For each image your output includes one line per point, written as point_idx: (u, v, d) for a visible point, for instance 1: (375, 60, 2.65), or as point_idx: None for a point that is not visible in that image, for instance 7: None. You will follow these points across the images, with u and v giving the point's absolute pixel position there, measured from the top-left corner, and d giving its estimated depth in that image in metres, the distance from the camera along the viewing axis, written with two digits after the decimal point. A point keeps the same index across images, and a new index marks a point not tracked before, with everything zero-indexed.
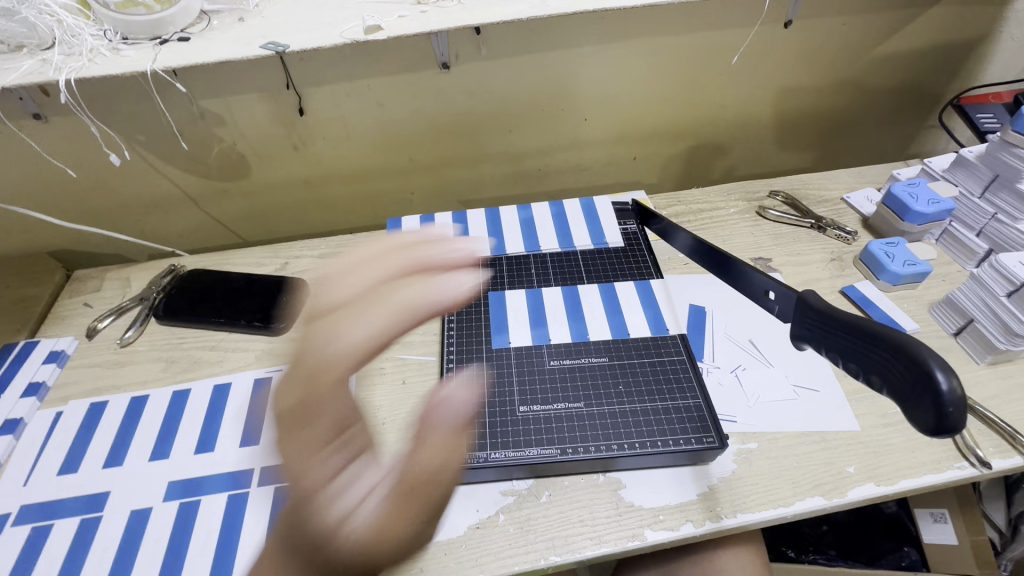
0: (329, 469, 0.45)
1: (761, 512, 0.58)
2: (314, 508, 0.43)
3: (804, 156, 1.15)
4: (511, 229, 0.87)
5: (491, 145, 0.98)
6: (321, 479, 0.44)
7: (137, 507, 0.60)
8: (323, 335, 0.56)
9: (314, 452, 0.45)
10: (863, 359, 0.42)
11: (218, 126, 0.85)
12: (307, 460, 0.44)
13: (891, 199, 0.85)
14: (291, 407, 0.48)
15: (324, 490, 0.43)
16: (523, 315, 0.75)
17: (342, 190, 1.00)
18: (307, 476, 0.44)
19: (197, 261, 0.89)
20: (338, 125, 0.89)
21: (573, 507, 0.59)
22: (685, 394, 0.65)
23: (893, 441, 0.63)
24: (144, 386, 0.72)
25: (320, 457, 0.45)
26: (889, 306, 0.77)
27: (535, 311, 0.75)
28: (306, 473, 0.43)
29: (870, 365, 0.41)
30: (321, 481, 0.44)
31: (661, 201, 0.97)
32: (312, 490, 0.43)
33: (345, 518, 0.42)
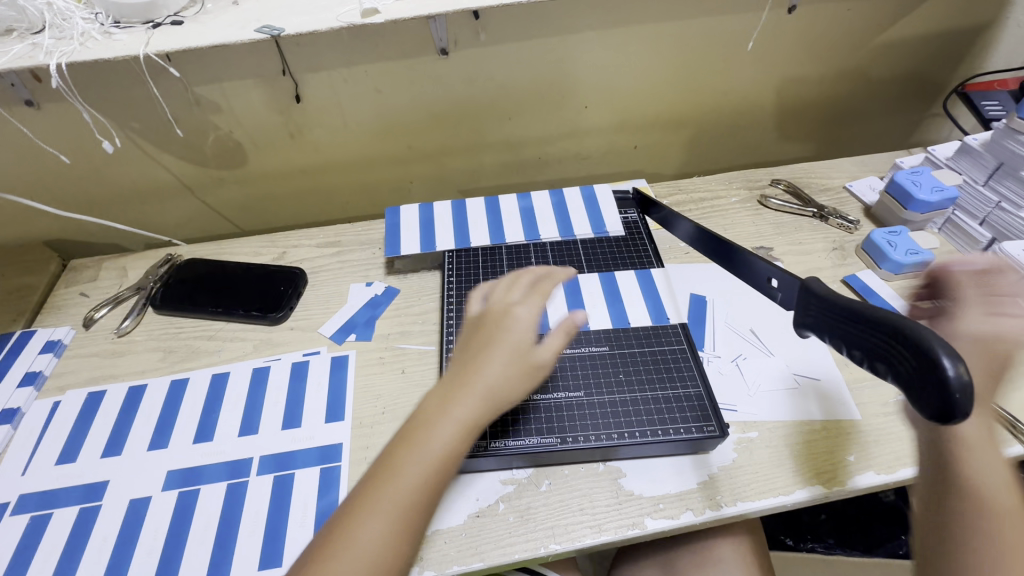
0: (527, 312, 0.57)
1: (761, 500, 0.58)
2: (469, 373, 0.53)
3: (806, 145, 1.14)
4: (511, 217, 0.86)
5: (490, 134, 0.97)
6: (490, 345, 0.55)
7: (137, 496, 0.60)
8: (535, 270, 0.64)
9: (482, 334, 0.56)
10: (868, 345, 0.42)
11: (214, 113, 0.84)
12: (520, 334, 0.55)
13: (894, 187, 0.84)
14: (485, 309, 0.59)
15: (490, 353, 0.54)
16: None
17: (340, 179, 0.99)
18: (515, 348, 0.55)
19: (193, 250, 0.88)
20: (336, 113, 0.87)
21: (573, 495, 0.59)
22: (686, 383, 0.65)
23: (894, 430, 0.63)
24: (142, 375, 0.71)
25: (517, 309, 0.57)
26: (891, 295, 0.77)
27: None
28: (508, 341, 0.55)
29: (875, 351, 0.41)
30: (489, 345, 0.55)
31: (661, 190, 0.97)
32: (528, 354, 0.55)
33: (502, 371, 0.53)
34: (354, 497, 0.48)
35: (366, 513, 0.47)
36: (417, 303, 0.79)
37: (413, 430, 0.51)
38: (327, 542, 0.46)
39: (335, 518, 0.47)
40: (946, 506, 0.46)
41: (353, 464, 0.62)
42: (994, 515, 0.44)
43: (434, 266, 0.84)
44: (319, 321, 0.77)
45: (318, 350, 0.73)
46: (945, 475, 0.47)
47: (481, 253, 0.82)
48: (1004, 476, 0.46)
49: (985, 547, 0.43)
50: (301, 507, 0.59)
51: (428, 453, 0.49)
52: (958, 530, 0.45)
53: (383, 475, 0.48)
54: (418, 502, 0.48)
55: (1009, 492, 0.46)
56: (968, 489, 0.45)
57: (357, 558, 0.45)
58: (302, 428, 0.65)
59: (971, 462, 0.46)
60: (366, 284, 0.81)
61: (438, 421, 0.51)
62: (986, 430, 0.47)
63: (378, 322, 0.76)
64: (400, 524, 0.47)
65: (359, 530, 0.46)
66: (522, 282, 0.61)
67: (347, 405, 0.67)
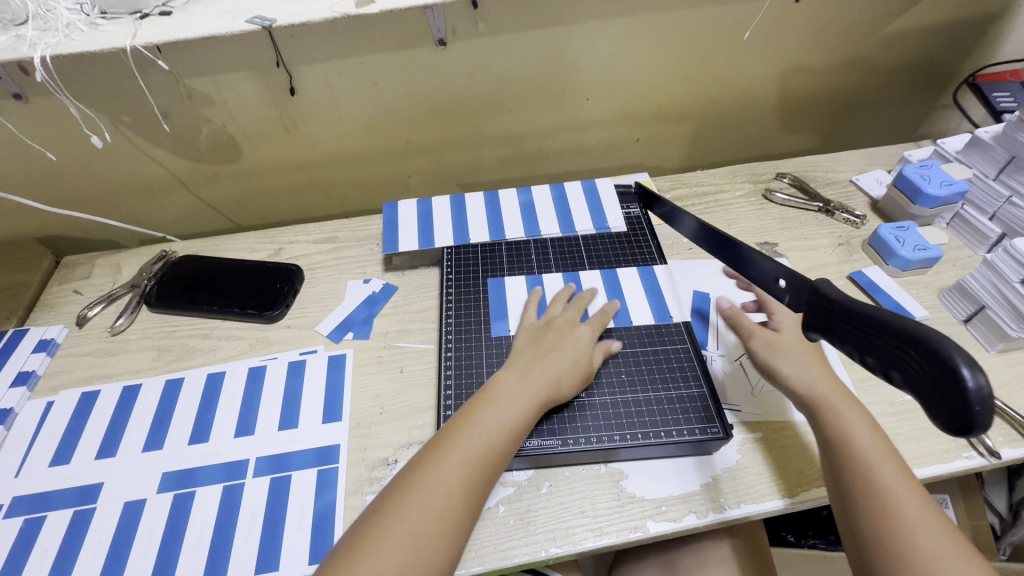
0: (587, 333, 0.65)
1: (765, 503, 0.57)
2: (541, 360, 0.61)
3: (811, 137, 1.12)
4: (510, 212, 0.85)
5: (489, 126, 0.95)
6: (557, 344, 0.63)
7: (131, 498, 0.59)
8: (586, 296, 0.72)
9: (548, 332, 0.65)
10: (881, 351, 0.40)
11: (207, 107, 0.82)
12: (582, 340, 0.64)
13: (902, 181, 0.82)
14: (548, 323, 0.67)
15: (558, 349, 0.63)
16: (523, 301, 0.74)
17: (337, 173, 0.97)
18: (578, 349, 0.63)
19: (188, 246, 0.87)
20: (332, 106, 0.86)
21: (574, 498, 0.58)
22: (689, 383, 0.64)
23: (901, 431, 0.62)
24: (137, 375, 0.70)
25: (579, 329, 0.66)
26: (898, 293, 0.76)
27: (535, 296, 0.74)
28: (573, 342, 0.64)
29: (888, 358, 0.40)
30: (556, 343, 0.63)
31: (664, 184, 0.95)
32: (588, 362, 0.63)
33: (568, 366, 0.61)
34: (438, 440, 0.54)
35: (454, 452, 0.52)
36: (416, 301, 0.77)
37: (491, 393, 0.58)
38: (410, 472, 0.51)
39: (417, 457, 0.53)
40: (833, 464, 0.54)
41: (351, 466, 0.61)
42: (871, 461, 0.52)
43: (432, 263, 0.82)
44: (315, 319, 0.76)
45: (315, 348, 0.72)
46: (825, 441, 0.56)
47: (480, 249, 0.81)
48: (869, 428, 0.55)
49: (871, 488, 0.51)
50: (298, 509, 0.58)
51: (509, 409, 0.56)
52: (848, 480, 0.52)
53: (465, 425, 0.55)
54: (499, 448, 0.54)
55: (879, 440, 0.54)
56: (843, 445, 0.54)
57: (444, 484, 0.50)
58: (299, 428, 0.64)
59: (835, 423, 0.56)
60: (364, 281, 0.80)
61: (507, 402, 0.57)
62: (844, 401, 0.58)
63: (376, 320, 0.75)
64: (483, 463, 0.52)
65: (446, 463, 0.51)
66: (578, 298, 0.71)
67: (344, 405, 0.66)
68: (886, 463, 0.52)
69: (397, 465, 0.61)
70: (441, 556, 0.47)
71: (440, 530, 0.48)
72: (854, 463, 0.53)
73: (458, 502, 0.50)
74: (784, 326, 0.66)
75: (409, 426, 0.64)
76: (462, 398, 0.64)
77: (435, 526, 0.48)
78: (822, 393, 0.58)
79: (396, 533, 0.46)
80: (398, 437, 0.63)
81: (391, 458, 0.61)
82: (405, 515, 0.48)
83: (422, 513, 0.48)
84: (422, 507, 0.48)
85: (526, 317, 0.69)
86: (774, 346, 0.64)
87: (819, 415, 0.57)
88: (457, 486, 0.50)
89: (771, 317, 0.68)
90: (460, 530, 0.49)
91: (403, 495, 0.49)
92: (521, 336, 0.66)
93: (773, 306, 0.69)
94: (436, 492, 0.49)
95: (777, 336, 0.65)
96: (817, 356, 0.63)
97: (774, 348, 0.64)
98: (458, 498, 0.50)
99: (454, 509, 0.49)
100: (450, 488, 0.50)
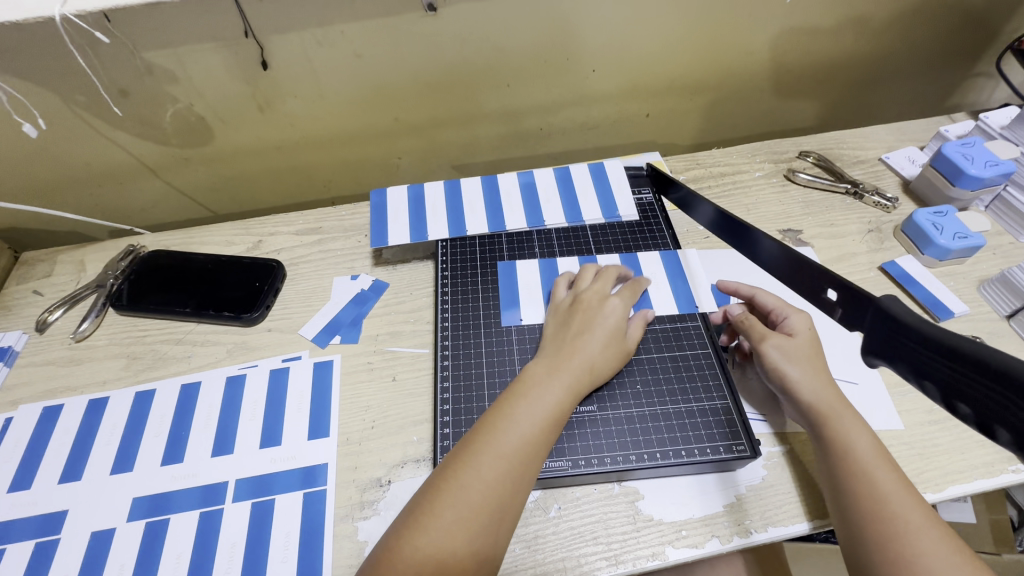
0: (618, 307, 0.61)
1: (794, 526, 0.52)
2: (571, 346, 0.57)
3: (834, 109, 1.03)
4: (510, 199, 0.77)
5: (486, 102, 0.86)
6: (587, 325, 0.58)
7: (99, 527, 0.53)
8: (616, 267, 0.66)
9: (577, 312, 0.60)
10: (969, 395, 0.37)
11: (170, 84, 0.73)
12: (613, 317, 0.59)
13: (940, 160, 0.75)
14: (576, 299, 0.62)
15: (588, 331, 0.58)
16: (528, 299, 0.67)
17: (321, 155, 0.89)
18: (609, 328, 0.58)
19: (159, 239, 0.79)
20: (311, 81, 0.77)
21: (586, 521, 0.53)
22: (712, 394, 0.58)
23: (941, 442, 0.57)
24: (104, 386, 0.64)
25: (609, 302, 0.61)
26: (934, 285, 0.69)
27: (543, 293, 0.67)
28: (604, 319, 0.59)
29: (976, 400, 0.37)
30: (586, 324, 0.58)
31: (677, 164, 0.87)
32: (621, 339, 0.59)
33: (601, 350, 0.57)
34: (470, 434, 0.50)
35: (488, 447, 0.48)
36: (409, 299, 0.71)
37: (522, 384, 0.54)
38: (443, 470, 0.48)
39: (452, 454, 0.49)
40: (833, 482, 0.50)
41: (340, 488, 0.56)
42: (874, 478, 0.48)
43: (426, 256, 0.75)
44: (299, 321, 0.69)
45: (299, 354, 0.66)
46: (825, 455, 0.51)
47: (479, 242, 0.74)
48: (873, 441, 0.50)
49: (875, 508, 0.46)
50: (283, 537, 0.53)
51: (543, 399, 0.52)
52: (850, 499, 0.48)
53: (497, 421, 0.50)
54: (537, 441, 0.50)
55: (883, 455, 0.50)
56: (845, 461, 0.50)
57: (478, 481, 0.46)
58: (283, 445, 0.58)
59: (836, 436, 0.51)
60: (352, 278, 0.73)
61: (540, 393, 0.52)
62: (842, 408, 0.52)
63: (366, 321, 0.69)
64: (520, 457, 0.48)
65: (481, 460, 0.48)
66: (606, 271, 0.65)
67: (332, 419, 0.60)
68: (891, 480, 0.48)
69: (391, 486, 0.55)
70: (480, 555, 0.44)
71: (479, 528, 0.45)
72: (856, 481, 0.48)
73: (495, 498, 0.46)
74: (800, 333, 0.57)
75: (403, 442, 0.58)
76: (462, 412, 0.59)
77: (474, 526, 0.45)
78: (824, 402, 0.52)
79: (432, 531, 0.44)
80: (391, 455, 0.57)
81: (384, 479, 0.56)
82: (440, 514, 0.45)
83: (458, 511, 0.45)
84: (457, 506, 0.45)
85: (555, 295, 0.64)
86: (787, 354, 0.56)
87: (820, 427, 0.52)
88: (493, 481, 0.47)
89: (783, 321, 0.59)
90: (500, 527, 0.46)
91: (438, 492, 0.46)
92: (549, 322, 0.62)
93: (786, 310, 0.60)
94: (472, 490, 0.46)
95: (790, 341, 0.56)
96: (825, 365, 0.56)
97: (788, 355, 0.56)
98: (497, 494, 0.46)
99: (493, 506, 0.46)
100: (487, 485, 0.46)
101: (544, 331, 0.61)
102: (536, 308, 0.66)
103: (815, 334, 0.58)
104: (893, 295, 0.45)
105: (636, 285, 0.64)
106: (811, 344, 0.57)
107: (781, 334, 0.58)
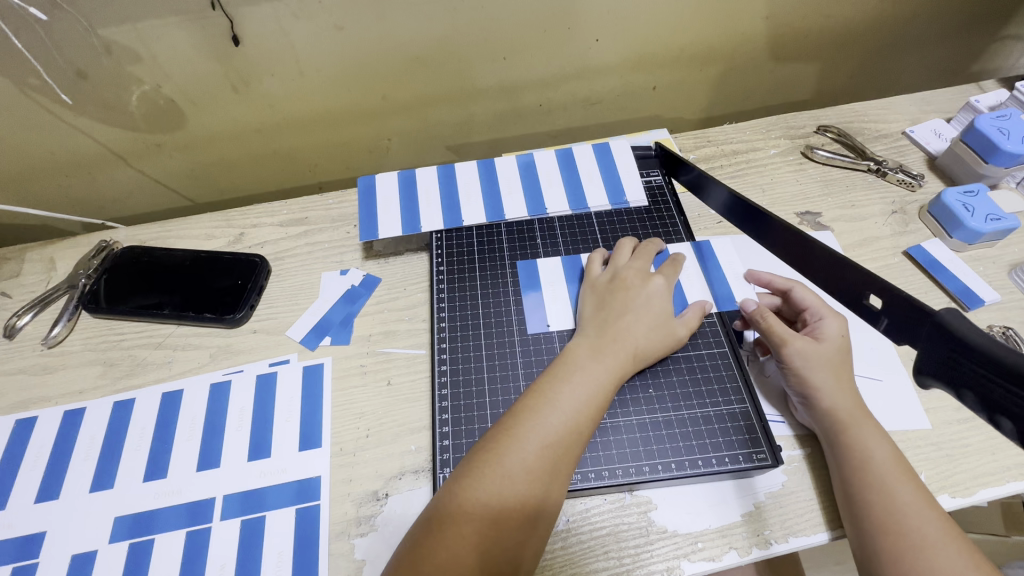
0: (662, 284, 0.58)
1: (816, 536, 0.49)
2: (613, 328, 0.54)
3: (853, 77, 0.97)
4: (509, 185, 0.72)
5: (481, 77, 0.80)
6: (630, 304, 0.56)
7: (80, 549, 0.50)
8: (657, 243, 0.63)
9: (618, 291, 0.57)
10: None
11: (133, 63, 0.66)
12: (657, 296, 0.57)
13: (972, 135, 0.69)
14: (618, 275, 0.59)
15: (632, 312, 0.55)
16: (551, 284, 0.63)
17: (305, 138, 0.83)
18: (654, 308, 0.56)
19: (133, 233, 0.74)
20: (288, 57, 0.70)
21: (595, 535, 0.50)
22: (730, 399, 0.55)
23: (971, 442, 0.53)
24: (80, 397, 0.60)
25: (652, 279, 0.58)
26: (963, 271, 0.64)
27: (568, 280, 0.64)
28: (647, 298, 0.56)
29: None
30: (630, 304, 0.56)
31: (687, 142, 0.81)
32: (666, 319, 0.56)
33: (645, 331, 0.54)
34: (507, 416, 0.48)
35: (529, 432, 0.46)
36: (403, 295, 0.66)
37: (564, 368, 0.51)
38: (481, 452, 0.45)
39: (488, 436, 0.47)
40: (846, 491, 0.47)
41: (335, 503, 0.52)
42: (891, 489, 0.45)
43: (420, 248, 0.70)
44: (286, 322, 0.65)
45: (287, 358, 0.62)
46: (840, 465, 0.48)
47: (475, 233, 0.69)
48: (892, 450, 0.47)
49: (888, 521, 0.43)
50: (275, 557, 0.49)
51: (585, 382, 0.49)
52: (862, 510, 0.45)
53: (536, 405, 0.48)
54: (581, 425, 0.47)
55: (904, 467, 0.46)
56: (860, 471, 0.47)
57: (521, 467, 0.44)
58: (272, 458, 0.55)
59: (854, 445, 0.48)
60: (341, 273, 0.69)
61: (583, 375, 0.50)
62: (861, 415, 0.50)
63: (357, 320, 0.64)
64: (563, 443, 0.46)
65: (523, 444, 0.45)
66: (645, 247, 0.63)
67: (324, 428, 0.57)
68: (911, 493, 0.45)
69: (389, 500, 0.52)
70: (522, 544, 0.42)
71: (523, 515, 0.43)
72: (870, 492, 0.45)
73: (538, 485, 0.44)
74: (829, 339, 0.53)
75: (400, 452, 0.55)
76: (462, 422, 0.55)
77: (517, 513, 0.43)
78: (843, 410, 0.50)
79: (473, 518, 0.42)
80: (388, 466, 0.54)
81: (381, 492, 0.53)
82: (481, 500, 0.43)
83: (500, 499, 0.43)
84: (498, 493, 0.43)
85: (590, 272, 0.61)
86: (810, 359, 0.52)
87: (836, 436, 0.49)
88: (538, 468, 0.44)
89: (816, 323, 0.55)
90: (543, 514, 0.44)
91: (477, 475, 0.44)
92: (587, 299, 0.59)
93: (821, 312, 0.56)
94: (514, 477, 0.44)
95: (815, 347, 0.53)
96: (851, 373, 0.53)
97: (812, 361, 0.52)
98: (540, 481, 0.44)
99: (537, 494, 0.44)
100: (530, 471, 0.44)
101: (582, 309, 0.58)
102: (548, 303, 0.62)
103: (848, 342, 0.54)
104: (954, 308, 0.39)
105: (675, 261, 0.61)
106: (840, 351, 0.53)
107: (809, 337, 0.54)
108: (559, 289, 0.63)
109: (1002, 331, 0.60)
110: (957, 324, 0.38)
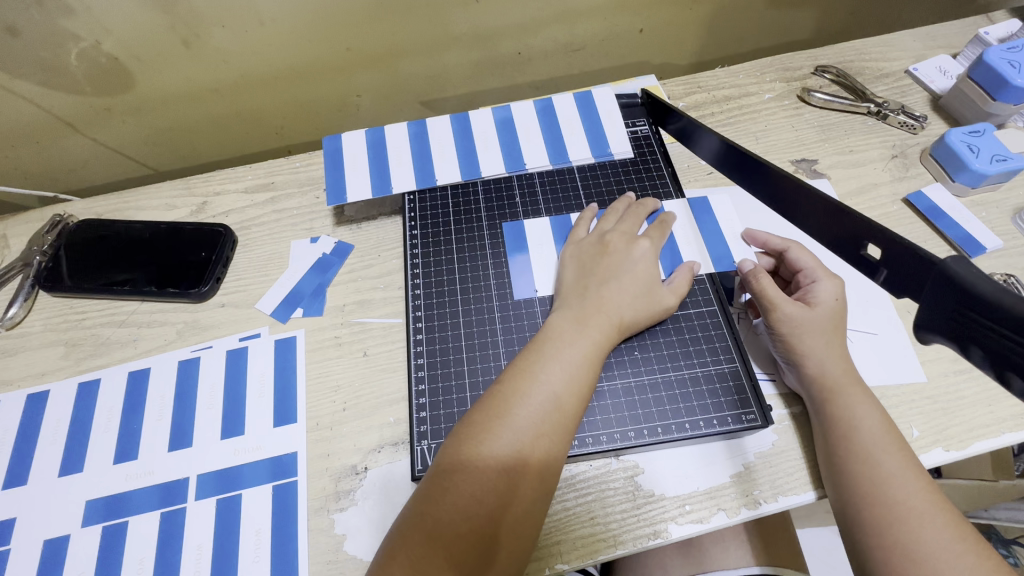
0: (647, 249, 0.55)
1: (805, 496, 0.48)
2: (597, 296, 0.51)
3: (853, 14, 0.90)
4: (487, 138, 0.67)
5: (453, 23, 0.73)
6: (615, 271, 0.53)
7: (52, 534, 0.49)
8: (646, 205, 0.60)
9: (602, 256, 0.54)
10: None
11: (65, 17, 0.60)
12: (642, 261, 0.54)
13: (980, 70, 0.65)
14: (602, 240, 0.56)
15: (615, 278, 0.52)
16: (537, 245, 0.60)
17: (268, 96, 0.78)
18: (639, 274, 0.53)
19: (87, 204, 0.70)
20: (240, 6, 0.64)
21: (582, 502, 0.48)
22: (719, 358, 0.53)
23: (966, 393, 0.51)
24: (43, 379, 0.58)
25: (638, 245, 0.55)
26: (966, 217, 0.61)
27: (556, 240, 0.60)
28: (633, 265, 0.54)
29: None
30: (614, 271, 0.53)
31: (676, 89, 0.76)
32: (654, 286, 0.53)
33: (629, 299, 0.52)
34: (492, 395, 0.45)
35: (519, 408, 0.43)
36: (377, 262, 0.63)
37: (547, 343, 0.48)
38: (467, 437, 0.43)
39: (474, 415, 0.44)
40: (831, 460, 0.46)
41: (313, 478, 0.51)
42: (877, 459, 0.44)
43: (393, 212, 0.67)
44: (255, 294, 0.62)
45: (258, 332, 0.59)
46: (826, 431, 0.47)
47: (450, 193, 0.65)
48: (881, 417, 0.46)
49: (873, 492, 0.43)
50: (253, 536, 0.48)
51: (575, 359, 0.47)
52: (847, 478, 0.44)
53: (521, 380, 0.45)
54: (571, 401, 0.45)
55: (891, 434, 0.45)
56: (845, 440, 0.45)
57: (513, 445, 0.42)
58: (246, 436, 0.53)
59: (841, 413, 0.46)
60: (311, 241, 0.65)
61: (571, 348, 0.47)
62: (852, 383, 0.48)
63: (330, 290, 0.61)
64: (555, 423, 0.44)
65: (513, 422, 0.43)
66: (637, 208, 0.59)
67: (299, 402, 0.54)
68: (898, 463, 0.43)
69: (368, 474, 0.51)
70: (516, 532, 0.40)
71: (516, 495, 0.41)
72: (856, 460, 0.44)
73: (533, 472, 0.42)
74: (822, 303, 0.51)
75: (379, 424, 0.53)
76: (440, 393, 0.52)
77: (510, 498, 0.41)
78: (832, 376, 0.48)
79: (469, 518, 0.40)
80: (366, 439, 0.52)
81: (360, 466, 0.51)
82: (476, 496, 0.40)
83: (497, 492, 0.41)
84: (493, 486, 0.41)
85: (575, 234, 0.58)
86: (801, 325, 0.50)
87: (822, 403, 0.48)
88: (532, 456, 0.42)
89: (812, 286, 0.53)
90: (543, 503, 0.42)
91: (468, 457, 0.42)
92: (568, 264, 0.55)
93: (817, 274, 0.53)
94: (508, 467, 0.41)
95: (807, 312, 0.50)
96: (845, 335, 0.50)
97: (802, 327, 0.50)
98: (535, 470, 0.42)
99: (534, 484, 0.42)
100: (523, 460, 0.42)
101: (562, 275, 0.55)
102: (535, 265, 0.59)
103: (842, 305, 0.51)
104: (963, 257, 0.36)
105: (663, 222, 0.58)
106: (834, 315, 0.50)
107: (803, 301, 0.52)
108: (544, 254, 0.59)
109: (1004, 278, 0.57)
110: (969, 274, 0.35)
